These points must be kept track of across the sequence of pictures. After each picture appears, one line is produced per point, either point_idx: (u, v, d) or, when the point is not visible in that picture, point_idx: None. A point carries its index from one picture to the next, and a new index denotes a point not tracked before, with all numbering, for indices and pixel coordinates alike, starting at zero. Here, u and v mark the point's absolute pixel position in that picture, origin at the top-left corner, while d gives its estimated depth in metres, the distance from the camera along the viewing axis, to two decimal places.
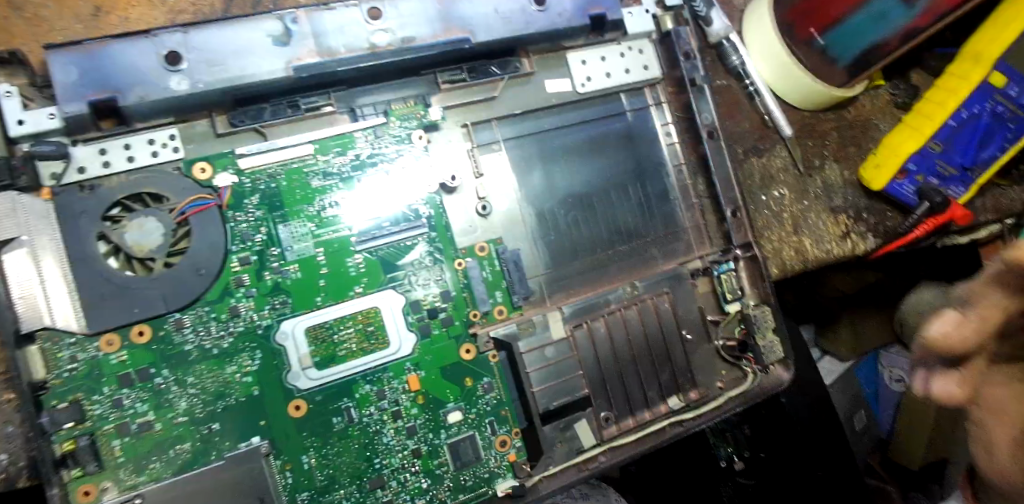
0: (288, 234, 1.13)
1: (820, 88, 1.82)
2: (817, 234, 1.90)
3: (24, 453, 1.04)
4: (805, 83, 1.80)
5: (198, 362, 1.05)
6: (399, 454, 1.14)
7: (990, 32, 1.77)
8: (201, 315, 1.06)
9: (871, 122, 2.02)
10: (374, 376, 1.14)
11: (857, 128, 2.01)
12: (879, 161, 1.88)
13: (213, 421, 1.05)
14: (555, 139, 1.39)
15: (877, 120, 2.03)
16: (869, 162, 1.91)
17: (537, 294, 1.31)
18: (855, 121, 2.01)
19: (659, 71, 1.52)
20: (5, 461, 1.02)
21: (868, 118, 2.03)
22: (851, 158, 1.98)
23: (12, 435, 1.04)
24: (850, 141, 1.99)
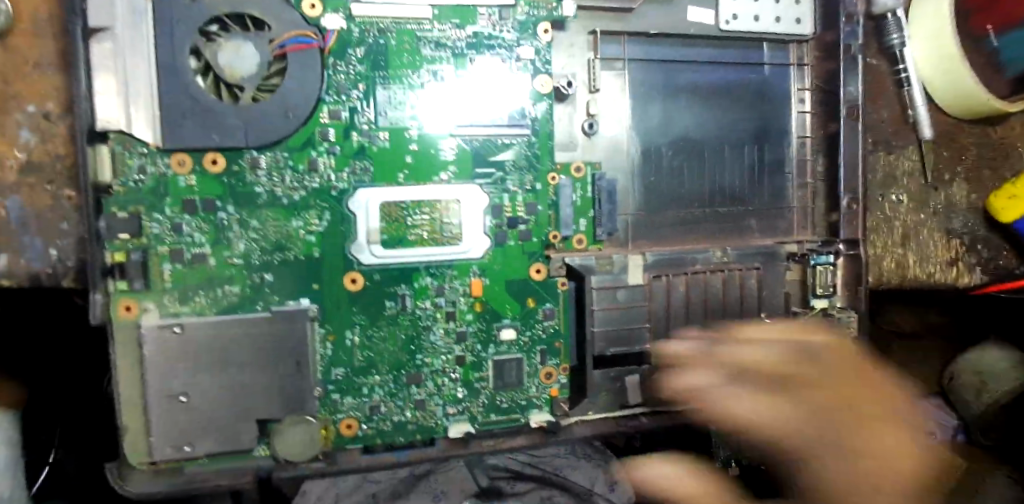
0: (386, 99, 1.02)
1: (981, 96, 1.51)
2: (924, 252, 1.71)
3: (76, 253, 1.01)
4: (965, 84, 1.49)
5: (266, 208, 0.99)
6: (443, 356, 1.08)
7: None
8: (279, 160, 0.98)
9: (1016, 149, 1.72)
10: (437, 271, 1.07)
11: (998, 153, 1.72)
12: (1016, 192, 1.56)
13: (267, 271, 0.99)
14: (684, 72, 1.23)
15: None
16: (1002, 190, 1.60)
17: (621, 234, 1.21)
18: (998, 144, 1.71)
19: (809, 30, 1.29)
20: (55, 256, 0.99)
21: (1013, 144, 1.72)
22: (983, 183, 1.72)
23: (66, 232, 1.00)
24: (987, 163, 1.72)
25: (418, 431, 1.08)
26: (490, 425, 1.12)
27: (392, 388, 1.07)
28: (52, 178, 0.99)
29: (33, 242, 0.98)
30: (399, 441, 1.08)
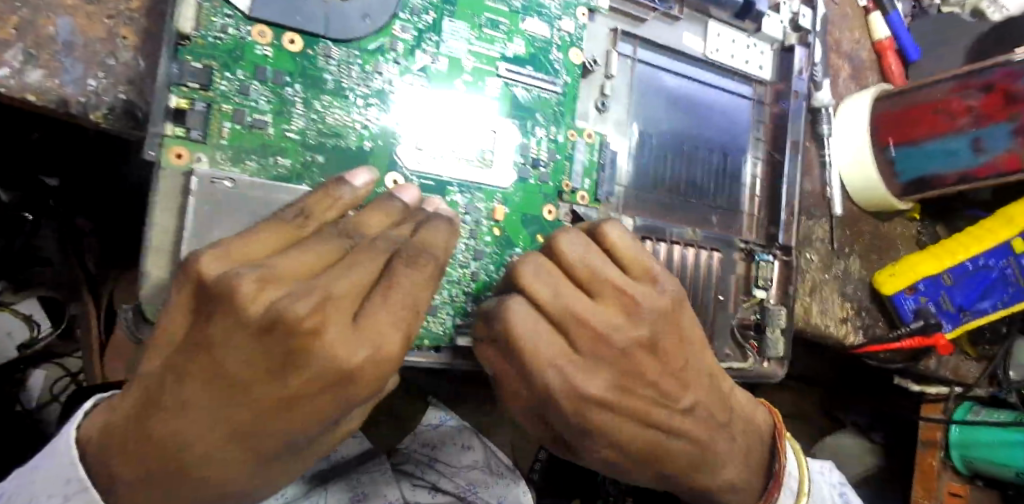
0: (449, 30, 1.17)
1: (879, 189, 1.75)
2: (825, 305, 1.77)
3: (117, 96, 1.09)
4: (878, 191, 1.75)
5: (330, 94, 1.07)
6: (460, 269, 1.16)
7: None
8: (350, 55, 1.09)
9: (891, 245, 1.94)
10: (467, 189, 1.18)
11: (885, 241, 1.91)
12: (895, 270, 1.77)
13: (319, 152, 1.06)
14: (676, 81, 1.50)
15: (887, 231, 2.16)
16: (886, 268, 1.79)
17: (615, 200, 1.39)
18: (886, 233, 1.91)
19: (769, 76, 1.63)
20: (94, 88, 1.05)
21: (894, 239, 1.93)
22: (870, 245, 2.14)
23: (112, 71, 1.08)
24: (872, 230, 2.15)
25: (425, 337, 1.13)
26: None
27: None
28: (113, 14, 1.09)
29: (73, 66, 1.04)
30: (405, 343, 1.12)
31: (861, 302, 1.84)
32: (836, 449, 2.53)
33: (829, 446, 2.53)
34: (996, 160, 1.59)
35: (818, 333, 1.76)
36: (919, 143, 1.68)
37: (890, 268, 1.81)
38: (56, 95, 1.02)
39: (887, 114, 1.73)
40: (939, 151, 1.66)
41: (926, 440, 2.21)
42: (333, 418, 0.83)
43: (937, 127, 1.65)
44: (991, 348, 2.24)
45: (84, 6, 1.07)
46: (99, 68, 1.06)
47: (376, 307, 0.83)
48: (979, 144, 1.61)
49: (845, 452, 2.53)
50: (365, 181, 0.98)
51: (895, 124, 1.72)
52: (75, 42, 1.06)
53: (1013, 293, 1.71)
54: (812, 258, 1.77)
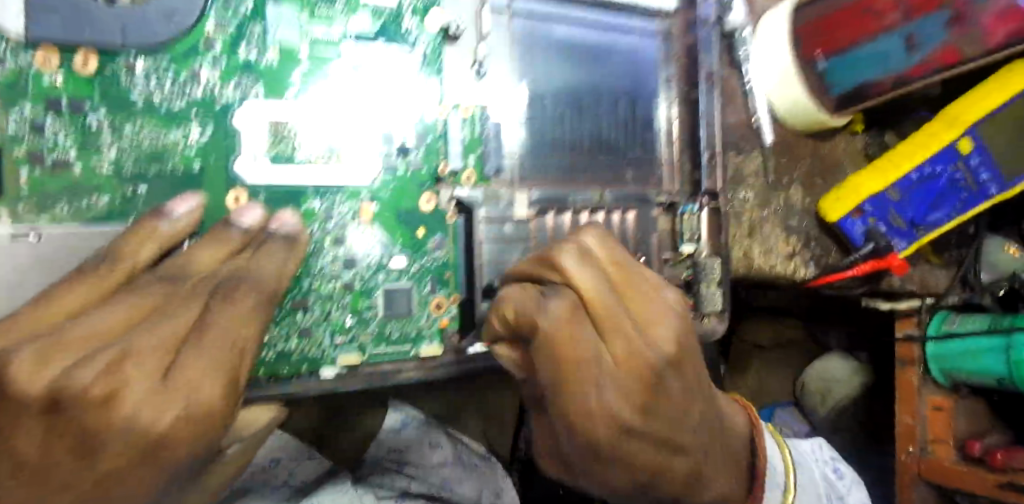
0: (276, 17, 1.04)
1: (809, 107, 1.62)
2: (769, 244, 1.66)
3: None
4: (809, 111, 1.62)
5: (143, 115, 0.96)
6: (331, 283, 1.09)
7: (980, 91, 1.51)
8: (160, 66, 0.97)
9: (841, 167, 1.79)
10: (326, 193, 1.08)
11: (828, 163, 1.77)
12: (839, 192, 1.64)
13: (140, 182, 0.97)
14: (564, 31, 1.35)
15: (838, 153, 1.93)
16: (831, 193, 1.66)
17: (508, 174, 1.27)
18: (829, 156, 1.77)
19: (673, 4, 1.44)
20: None
21: (839, 160, 1.79)
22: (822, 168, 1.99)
23: None
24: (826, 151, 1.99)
25: (303, 361, 1.07)
26: (379, 357, 1.12)
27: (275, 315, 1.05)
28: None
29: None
30: (281, 371, 1.06)
31: (809, 233, 1.72)
32: (822, 380, 2.37)
33: (817, 379, 2.36)
34: (930, 57, 1.48)
35: (763, 275, 1.66)
36: (848, 51, 1.52)
37: (835, 192, 1.67)
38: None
39: (812, 21, 1.54)
40: (871, 57, 1.51)
41: (902, 358, 2.13)
42: (165, 484, 0.77)
43: (868, 29, 1.49)
44: (957, 253, 2.09)
45: None
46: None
47: (192, 356, 0.78)
48: (912, 41, 1.48)
49: (832, 382, 2.35)
50: (187, 209, 0.94)
51: (819, 32, 1.53)
52: None
53: (966, 200, 1.59)
54: (746, 197, 1.64)
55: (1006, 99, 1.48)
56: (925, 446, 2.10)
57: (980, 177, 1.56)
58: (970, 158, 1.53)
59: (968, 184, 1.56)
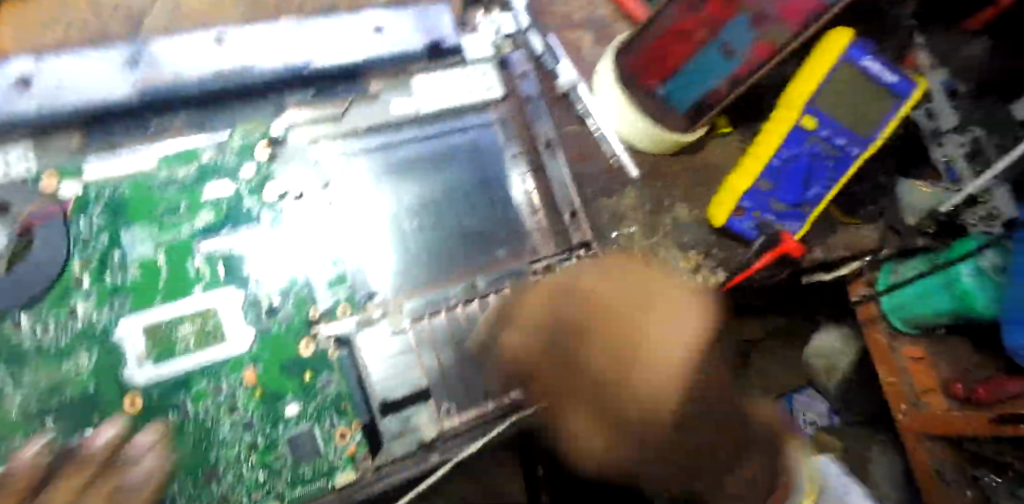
0: (132, 238, 1.23)
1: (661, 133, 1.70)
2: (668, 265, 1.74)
3: None
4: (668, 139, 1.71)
5: (35, 359, 1.13)
6: (236, 446, 1.20)
7: (806, 69, 1.59)
8: (41, 314, 1.15)
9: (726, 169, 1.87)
10: (211, 371, 1.21)
11: (708, 171, 1.86)
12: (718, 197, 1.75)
13: (47, 415, 1.12)
14: (402, 150, 1.48)
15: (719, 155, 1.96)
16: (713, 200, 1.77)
17: (383, 295, 1.39)
18: (706, 164, 1.86)
19: (501, 92, 1.59)
20: None
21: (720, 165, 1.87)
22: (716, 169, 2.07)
23: None
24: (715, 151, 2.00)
25: None
26: (299, 498, 1.22)
27: (192, 491, 1.16)
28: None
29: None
30: None
31: (707, 241, 1.80)
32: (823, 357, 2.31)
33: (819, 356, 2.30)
34: (749, 56, 1.55)
35: None
36: (679, 71, 1.62)
37: (716, 196, 1.77)
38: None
39: (639, 60, 1.67)
40: (699, 71, 1.60)
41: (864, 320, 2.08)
42: None
43: (686, 49, 1.60)
44: (874, 207, 2.18)
45: None
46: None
47: None
48: (727, 49, 1.56)
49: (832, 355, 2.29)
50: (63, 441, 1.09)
51: (649, 65, 1.65)
52: None
53: (835, 167, 1.65)
54: (632, 229, 1.77)
55: (830, 71, 1.57)
56: (919, 401, 1.95)
57: (837, 144, 1.63)
58: (818, 131, 1.61)
59: (829, 153, 1.63)
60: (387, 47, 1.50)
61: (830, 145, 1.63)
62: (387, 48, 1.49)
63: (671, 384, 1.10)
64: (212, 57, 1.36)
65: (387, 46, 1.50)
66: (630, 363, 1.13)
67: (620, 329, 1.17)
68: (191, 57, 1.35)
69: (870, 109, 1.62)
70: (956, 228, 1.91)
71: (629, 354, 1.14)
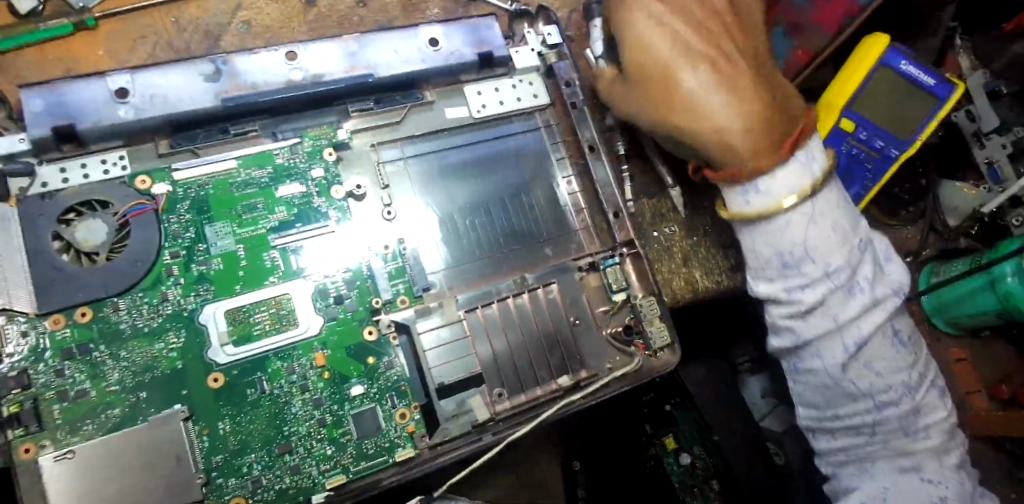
0: (214, 233, 1.34)
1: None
2: (708, 265, 1.77)
3: None
4: None
5: (131, 338, 1.25)
6: (306, 423, 1.30)
7: (843, 75, 1.65)
8: (136, 300, 1.27)
9: None
10: (284, 353, 1.32)
11: None
12: None
13: (141, 390, 1.24)
14: (455, 154, 1.58)
15: None
16: None
17: (438, 287, 1.48)
18: None
19: (546, 99, 1.68)
20: None
21: None
22: None
23: None
24: None
25: (299, 493, 1.26)
26: (361, 472, 1.31)
27: (268, 461, 1.26)
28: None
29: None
30: None
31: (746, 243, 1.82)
32: None
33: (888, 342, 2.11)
34: (790, 59, 1.61)
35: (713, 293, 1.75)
36: None
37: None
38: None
39: None
40: None
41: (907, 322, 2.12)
42: None
43: None
44: (915, 209, 2.09)
45: None
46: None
47: None
48: (768, 55, 1.62)
49: None
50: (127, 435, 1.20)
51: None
52: None
53: (874, 169, 1.69)
54: (672, 230, 1.79)
55: (866, 75, 1.63)
56: (961, 401, 2.05)
57: (875, 146, 1.67)
58: (857, 133, 1.66)
59: (868, 155, 1.67)
60: (444, 57, 1.58)
61: (869, 147, 1.67)
62: (443, 58, 1.58)
63: (747, 102, 1.34)
64: (282, 68, 1.45)
65: (445, 56, 1.58)
66: (701, 65, 1.38)
67: (749, 34, 1.45)
68: (266, 67, 1.44)
69: (904, 113, 1.67)
70: (997, 231, 1.97)
71: (707, 59, 1.38)
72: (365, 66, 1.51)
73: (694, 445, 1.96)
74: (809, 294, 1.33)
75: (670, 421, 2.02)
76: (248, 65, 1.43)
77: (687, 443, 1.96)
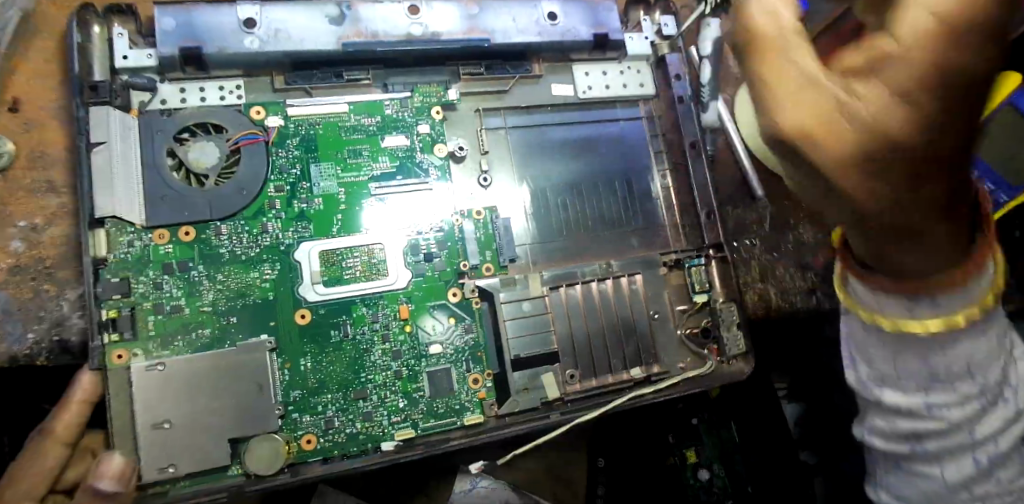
0: (318, 173, 1.35)
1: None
2: (784, 286, 1.71)
3: (47, 337, 1.25)
4: None
5: (229, 263, 1.27)
6: (383, 372, 1.30)
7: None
8: (237, 226, 1.29)
9: None
10: (371, 301, 1.32)
11: None
12: None
13: (231, 314, 1.25)
14: (555, 131, 1.56)
15: None
16: None
17: (523, 260, 1.47)
18: None
19: (652, 90, 1.66)
20: (33, 339, 1.24)
21: None
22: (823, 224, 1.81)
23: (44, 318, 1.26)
24: None
25: (368, 440, 1.27)
26: (430, 429, 1.31)
27: (343, 404, 1.27)
28: (35, 275, 1.27)
29: (14, 328, 1.23)
30: (350, 451, 1.26)
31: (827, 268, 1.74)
32: None
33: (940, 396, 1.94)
34: None
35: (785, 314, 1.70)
36: None
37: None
38: (5, 354, 1.22)
39: None
40: None
41: None
42: None
43: None
44: None
45: (11, 278, 1.25)
46: (35, 321, 1.24)
47: None
48: None
49: None
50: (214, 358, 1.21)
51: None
52: (10, 308, 1.24)
53: None
54: (754, 243, 1.72)
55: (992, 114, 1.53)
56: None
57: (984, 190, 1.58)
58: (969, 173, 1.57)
59: None
60: (561, 32, 1.57)
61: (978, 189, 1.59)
62: (561, 33, 1.57)
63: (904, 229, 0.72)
64: (404, 22, 1.45)
65: (562, 31, 1.57)
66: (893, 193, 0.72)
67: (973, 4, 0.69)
68: (388, 18, 1.44)
69: None
70: None
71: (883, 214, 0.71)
72: (483, 31, 1.50)
73: (714, 462, 1.87)
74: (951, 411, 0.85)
75: (693, 433, 1.89)
76: (371, 15, 1.44)
77: (707, 461, 1.86)
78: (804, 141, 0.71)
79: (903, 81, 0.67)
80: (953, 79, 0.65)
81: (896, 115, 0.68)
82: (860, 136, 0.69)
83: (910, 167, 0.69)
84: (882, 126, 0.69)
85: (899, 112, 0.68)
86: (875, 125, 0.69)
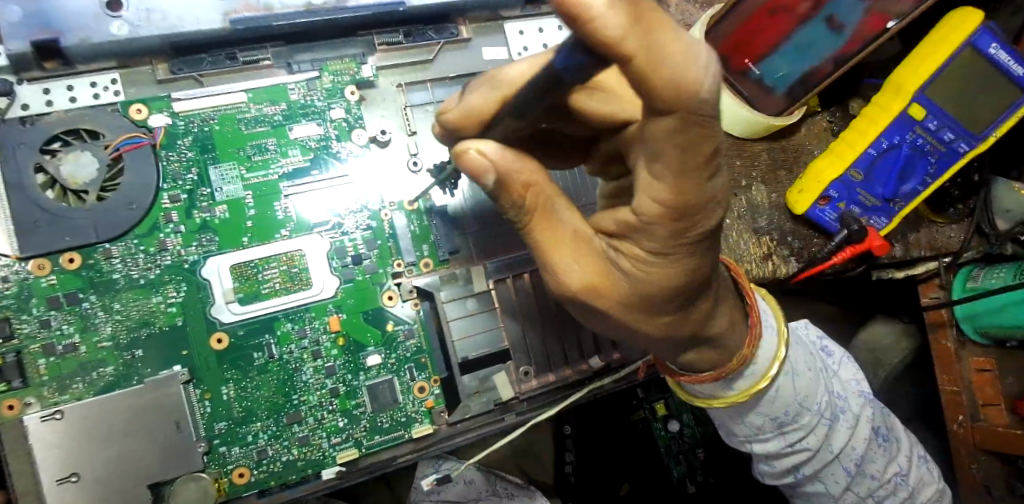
0: (219, 176, 1.19)
1: (760, 118, 1.61)
2: (737, 253, 1.64)
3: None
4: (742, 117, 1.60)
5: (126, 290, 1.12)
6: (317, 391, 1.19)
7: (919, 54, 1.45)
8: (130, 247, 1.13)
9: (803, 148, 1.74)
10: (296, 316, 1.19)
11: (789, 151, 1.72)
12: (802, 184, 1.61)
13: (136, 348, 1.11)
14: None
15: (810, 148, 1.75)
16: (794, 185, 1.64)
17: (465, 251, 1.33)
18: (787, 145, 1.72)
19: None
20: None
21: (800, 143, 1.74)
22: (781, 184, 1.71)
23: None
24: (782, 164, 1.72)
25: (308, 466, 1.17)
26: (375, 447, 1.21)
27: (276, 431, 1.16)
28: None
29: None
30: (289, 480, 1.16)
31: (783, 228, 1.67)
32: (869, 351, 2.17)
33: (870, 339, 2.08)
34: (860, 28, 1.49)
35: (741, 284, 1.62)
36: (774, 50, 1.56)
37: (798, 180, 1.65)
38: None
39: (725, 42, 1.59)
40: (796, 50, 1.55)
41: (931, 324, 1.94)
42: None
43: (778, 31, 1.55)
44: (964, 207, 1.92)
45: None
46: None
47: None
48: (835, 23, 1.51)
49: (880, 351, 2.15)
50: (122, 397, 1.09)
51: (740, 44, 1.57)
52: None
53: (937, 162, 1.52)
54: None
55: (947, 59, 1.42)
56: (975, 412, 1.87)
57: (943, 138, 1.50)
58: (926, 122, 1.49)
59: (935, 147, 1.51)
60: None
61: (936, 139, 1.50)
62: None
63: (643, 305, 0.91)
64: None
65: None
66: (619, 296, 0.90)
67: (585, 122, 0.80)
68: None
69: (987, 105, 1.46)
70: None
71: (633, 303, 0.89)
72: None
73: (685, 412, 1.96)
74: (811, 440, 1.20)
75: (659, 387, 1.96)
76: None
77: (675, 412, 1.94)
78: (588, 287, 0.88)
79: (650, 243, 0.81)
80: (682, 215, 0.76)
81: (670, 271, 0.84)
82: (630, 291, 0.88)
83: (676, 292, 0.88)
84: (642, 275, 0.85)
85: (667, 269, 0.84)
86: (639, 276, 0.86)
